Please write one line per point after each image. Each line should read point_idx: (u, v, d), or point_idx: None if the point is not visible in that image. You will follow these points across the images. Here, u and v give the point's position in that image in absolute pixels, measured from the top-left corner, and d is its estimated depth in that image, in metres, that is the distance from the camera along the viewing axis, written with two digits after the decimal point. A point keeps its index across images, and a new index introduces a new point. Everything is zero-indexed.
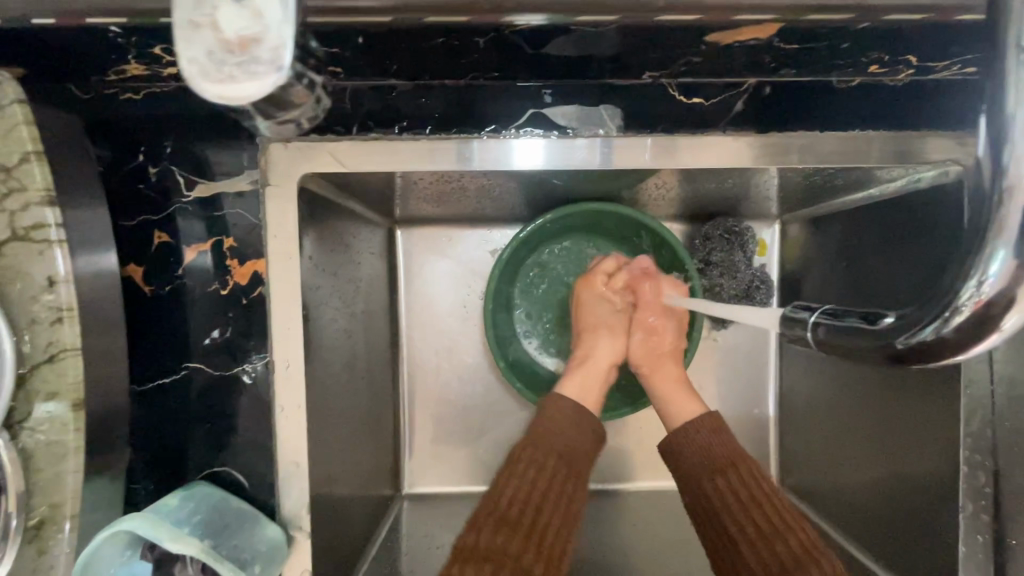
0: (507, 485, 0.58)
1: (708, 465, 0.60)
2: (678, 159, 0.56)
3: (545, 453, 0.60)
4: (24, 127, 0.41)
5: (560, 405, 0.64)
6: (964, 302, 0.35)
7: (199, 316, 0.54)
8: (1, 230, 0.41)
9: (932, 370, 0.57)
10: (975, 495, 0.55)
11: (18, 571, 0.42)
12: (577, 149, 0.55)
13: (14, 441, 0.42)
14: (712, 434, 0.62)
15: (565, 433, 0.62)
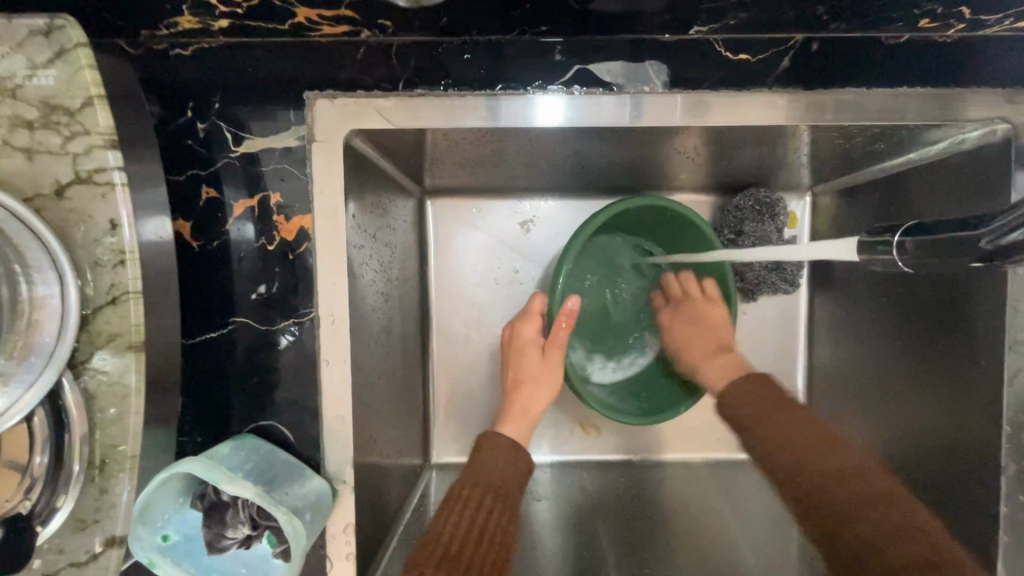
0: (447, 520, 0.57)
1: (777, 415, 0.58)
2: (705, 119, 0.57)
3: (477, 490, 0.60)
4: (87, 71, 0.41)
5: (493, 443, 0.66)
6: None
7: (245, 271, 0.55)
8: (65, 173, 0.41)
9: (977, 334, 0.57)
10: (1020, 456, 0.55)
11: (81, 509, 0.43)
12: (603, 106, 0.56)
13: (77, 382, 0.42)
14: (772, 392, 0.61)
15: (494, 466, 0.63)
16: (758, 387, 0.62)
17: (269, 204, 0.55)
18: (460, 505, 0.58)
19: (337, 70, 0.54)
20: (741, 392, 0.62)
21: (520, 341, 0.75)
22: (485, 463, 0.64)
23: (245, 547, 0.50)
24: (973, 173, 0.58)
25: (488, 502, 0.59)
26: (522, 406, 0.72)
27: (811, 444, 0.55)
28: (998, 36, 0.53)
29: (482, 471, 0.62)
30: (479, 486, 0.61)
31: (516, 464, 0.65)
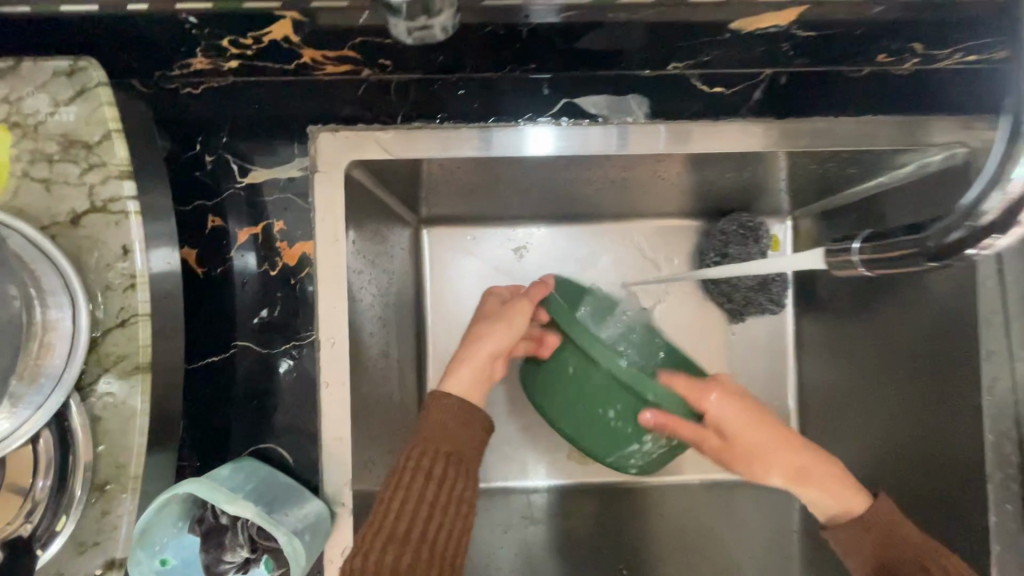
0: (395, 500, 0.52)
1: (933, 566, 0.50)
2: (691, 147, 0.58)
3: (428, 458, 0.54)
4: (107, 109, 0.44)
5: (442, 404, 0.57)
6: (992, 205, 0.37)
7: (248, 295, 0.57)
8: (81, 203, 0.44)
9: (954, 345, 0.60)
10: (1002, 464, 0.57)
11: (82, 531, 0.43)
12: (593, 136, 0.58)
13: (84, 403, 0.43)
14: (889, 527, 0.53)
15: (442, 429, 0.56)
16: (879, 522, 0.53)
17: (273, 232, 0.58)
18: (410, 478, 0.53)
19: (340, 105, 0.58)
20: (852, 535, 0.54)
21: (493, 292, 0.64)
22: (435, 425, 0.56)
23: (243, 571, 0.50)
24: (937, 194, 0.62)
25: (436, 472, 0.54)
26: (474, 338, 0.60)
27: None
28: (951, 69, 0.57)
29: (434, 435, 0.55)
30: (429, 454, 0.54)
31: (467, 424, 0.56)
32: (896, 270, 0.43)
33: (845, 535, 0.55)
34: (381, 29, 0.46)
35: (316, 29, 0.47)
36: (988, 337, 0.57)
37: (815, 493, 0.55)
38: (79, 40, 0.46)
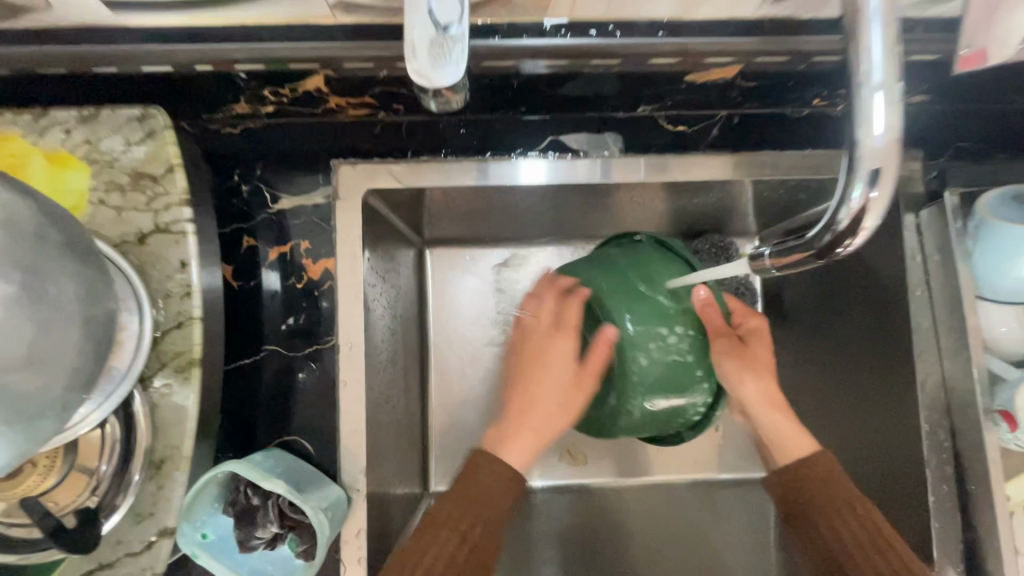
0: (426, 553, 0.52)
1: (849, 507, 0.55)
2: (669, 175, 0.67)
3: (466, 525, 0.53)
4: (170, 147, 0.53)
5: (491, 471, 0.55)
6: (841, 217, 0.39)
7: (277, 305, 0.66)
8: (147, 225, 0.52)
9: (887, 351, 0.67)
10: (938, 450, 0.64)
11: (139, 503, 0.51)
12: (579, 167, 0.67)
13: (145, 392, 0.51)
14: (831, 477, 0.56)
15: (490, 479, 0.55)
16: (821, 473, 0.57)
17: (299, 251, 0.67)
18: (448, 541, 0.52)
19: (359, 141, 0.67)
20: (793, 481, 0.57)
21: (546, 340, 0.59)
22: (476, 484, 0.55)
23: (270, 547, 0.57)
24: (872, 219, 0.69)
25: (472, 538, 0.53)
26: (530, 398, 0.58)
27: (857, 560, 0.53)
28: None
29: (474, 499, 0.54)
30: (468, 519, 0.53)
31: (512, 495, 0.55)
32: (805, 265, 0.44)
33: (788, 479, 0.58)
34: (397, 81, 0.55)
35: (342, 83, 0.56)
36: (921, 343, 0.64)
37: (773, 418, 0.60)
38: (140, 93, 0.54)
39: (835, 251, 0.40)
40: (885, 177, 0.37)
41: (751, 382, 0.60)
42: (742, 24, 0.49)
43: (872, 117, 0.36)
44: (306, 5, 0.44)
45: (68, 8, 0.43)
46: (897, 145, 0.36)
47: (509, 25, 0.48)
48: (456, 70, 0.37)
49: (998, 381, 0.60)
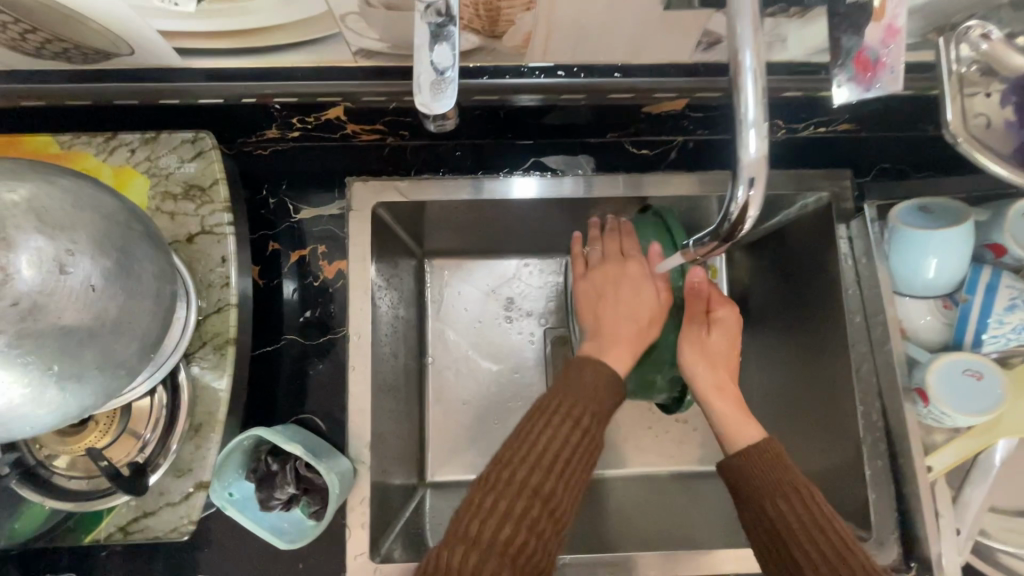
0: (541, 433, 0.59)
1: (789, 498, 0.58)
2: (644, 188, 0.77)
3: (577, 409, 0.61)
4: (216, 165, 0.64)
5: (594, 369, 0.64)
6: (733, 210, 0.43)
7: (297, 301, 0.77)
8: (195, 228, 0.63)
9: (834, 342, 0.77)
10: (871, 428, 0.72)
11: (181, 459, 0.60)
12: (566, 183, 0.78)
13: (188, 367, 0.61)
14: (772, 462, 0.61)
15: (588, 388, 0.63)
16: (765, 456, 0.61)
17: (317, 254, 0.78)
18: (563, 423, 0.60)
19: (370, 162, 0.79)
20: (741, 465, 0.62)
21: (618, 266, 0.72)
22: (580, 384, 0.63)
23: (286, 508, 0.65)
24: (816, 228, 0.79)
25: (584, 421, 0.61)
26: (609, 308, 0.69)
27: (798, 537, 0.57)
28: (812, 138, 0.78)
29: (585, 395, 0.62)
30: (574, 407, 0.61)
31: (606, 388, 0.63)
32: (718, 249, 0.50)
33: (738, 461, 0.62)
34: (404, 111, 0.67)
35: (358, 112, 0.68)
36: (852, 333, 0.74)
37: (725, 407, 0.67)
38: (191, 120, 0.66)
39: (735, 234, 0.46)
40: (759, 184, 0.41)
41: (700, 372, 0.68)
42: (683, 67, 0.60)
43: (747, 140, 0.40)
44: (332, 52, 0.55)
45: (145, 54, 0.55)
46: (767, 158, 0.40)
47: (495, 68, 0.59)
48: (451, 102, 0.40)
49: (916, 366, 0.70)
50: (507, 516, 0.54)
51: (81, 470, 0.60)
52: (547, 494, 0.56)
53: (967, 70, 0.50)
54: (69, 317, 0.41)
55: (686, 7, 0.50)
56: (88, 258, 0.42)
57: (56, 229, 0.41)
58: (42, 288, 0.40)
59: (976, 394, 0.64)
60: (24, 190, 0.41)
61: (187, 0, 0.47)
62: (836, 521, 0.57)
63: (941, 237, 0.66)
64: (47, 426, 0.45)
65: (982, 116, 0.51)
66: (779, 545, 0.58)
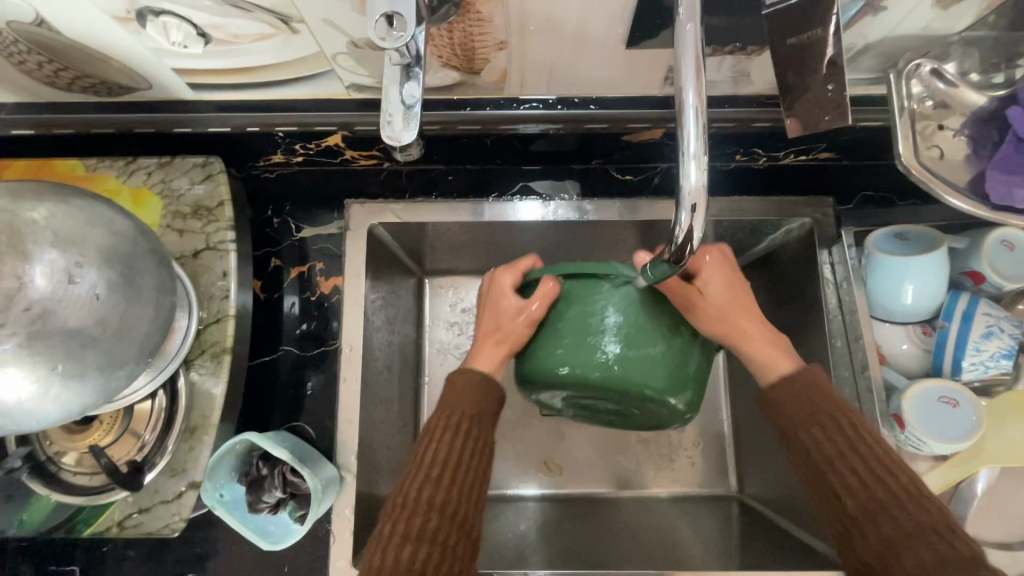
0: (427, 450, 0.61)
1: (822, 424, 0.58)
2: (640, 213, 0.80)
3: (456, 416, 0.62)
4: (223, 187, 0.70)
5: (464, 378, 0.65)
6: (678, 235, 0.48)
7: (295, 314, 0.81)
8: (201, 244, 0.69)
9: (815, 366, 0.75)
10: None
11: (176, 459, 0.64)
12: (565, 208, 0.81)
13: (187, 373, 0.66)
14: (808, 389, 0.60)
15: (463, 395, 0.64)
16: (802, 383, 0.60)
17: (315, 270, 0.83)
18: (443, 433, 0.62)
19: (369, 185, 0.85)
20: (781, 398, 0.60)
21: (491, 293, 0.67)
22: (455, 395, 0.64)
23: (273, 511, 0.67)
24: (800, 254, 0.79)
25: (463, 426, 0.62)
26: (488, 325, 0.65)
27: (833, 461, 0.57)
28: (788, 166, 0.79)
29: (460, 401, 0.63)
30: (455, 415, 0.63)
31: (487, 390, 0.65)
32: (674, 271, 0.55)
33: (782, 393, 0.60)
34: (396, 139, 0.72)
35: (355, 140, 0.72)
36: (834, 357, 0.73)
37: (761, 346, 0.62)
38: (201, 146, 0.71)
39: (683, 258, 0.50)
40: (700, 209, 0.46)
41: (732, 328, 0.62)
42: (653, 99, 0.64)
43: (687, 171, 0.44)
44: (326, 87, 0.61)
45: (162, 89, 0.61)
46: (706, 186, 0.45)
47: (477, 100, 0.64)
48: (416, 134, 0.45)
49: (894, 392, 0.70)
50: (412, 539, 0.56)
51: (86, 466, 0.65)
52: (442, 502, 0.58)
53: (918, 106, 0.53)
54: (74, 322, 0.46)
55: (647, 46, 0.54)
56: (94, 269, 0.47)
57: (68, 243, 0.46)
58: (52, 295, 0.45)
59: (950, 422, 0.65)
60: (44, 210, 0.47)
61: (195, 43, 0.53)
62: (866, 432, 0.58)
63: (915, 263, 0.68)
64: (52, 420, 0.50)
65: (936, 147, 0.53)
66: (822, 468, 0.58)
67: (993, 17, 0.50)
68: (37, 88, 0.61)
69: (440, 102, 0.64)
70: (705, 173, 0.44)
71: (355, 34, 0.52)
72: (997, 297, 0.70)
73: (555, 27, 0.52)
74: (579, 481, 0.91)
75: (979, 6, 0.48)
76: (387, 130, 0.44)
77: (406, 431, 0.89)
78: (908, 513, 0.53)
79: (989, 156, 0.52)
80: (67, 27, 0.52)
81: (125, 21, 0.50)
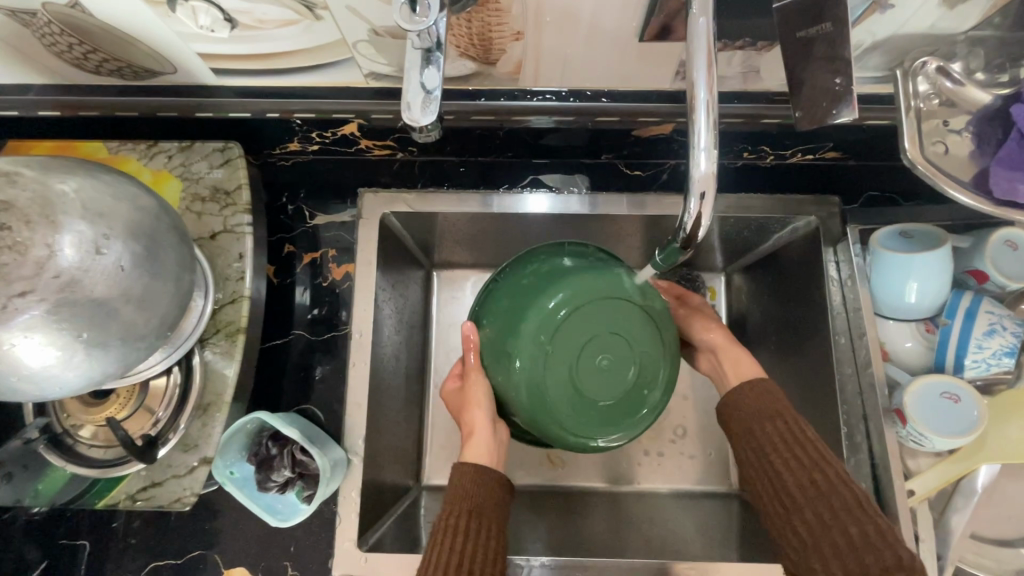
0: (438, 552, 0.60)
1: (780, 437, 0.63)
2: (647, 208, 0.82)
3: (456, 516, 0.63)
4: (241, 171, 0.72)
5: (461, 474, 0.67)
6: (687, 221, 0.49)
7: (306, 300, 0.83)
8: (218, 227, 0.70)
9: (819, 362, 0.76)
10: (853, 449, 0.71)
11: (189, 434, 0.66)
12: (573, 201, 0.83)
13: (202, 352, 0.67)
14: (763, 392, 0.67)
15: (466, 493, 0.66)
16: (751, 387, 0.68)
17: (327, 257, 0.85)
18: (446, 536, 0.61)
19: (382, 176, 0.87)
20: (734, 400, 0.68)
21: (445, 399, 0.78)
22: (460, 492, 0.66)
23: (281, 491, 0.69)
24: (803, 252, 0.80)
25: (466, 526, 0.62)
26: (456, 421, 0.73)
27: (791, 468, 0.61)
28: (796, 164, 0.80)
29: (458, 500, 0.65)
30: (455, 513, 0.64)
31: (488, 488, 0.66)
32: (687, 257, 0.56)
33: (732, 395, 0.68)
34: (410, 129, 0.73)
35: (371, 130, 0.74)
36: (838, 354, 0.74)
37: (733, 349, 0.75)
38: (221, 131, 0.73)
39: (691, 243, 0.52)
40: (709, 197, 0.47)
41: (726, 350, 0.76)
42: (664, 94, 0.65)
43: (696, 159, 0.46)
44: (345, 75, 0.62)
45: (186, 73, 0.63)
46: (716, 174, 0.46)
47: (491, 90, 0.65)
48: (435, 118, 0.46)
49: (897, 387, 0.71)
50: None
51: (101, 440, 0.66)
52: None
53: (924, 104, 0.54)
54: (100, 292, 0.47)
55: (658, 40, 0.56)
56: (120, 242, 0.49)
57: (96, 215, 0.48)
58: (80, 265, 0.46)
59: (951, 417, 0.66)
60: (74, 183, 0.49)
61: (222, 28, 0.55)
62: (808, 429, 0.63)
63: (920, 260, 0.68)
64: (73, 388, 0.51)
65: (940, 143, 0.54)
66: (756, 458, 0.64)
67: (998, 17, 0.51)
68: (66, 70, 0.63)
69: (455, 92, 0.65)
70: (714, 160, 0.46)
71: (376, 22, 0.53)
72: (1000, 297, 0.71)
73: (569, 20, 0.53)
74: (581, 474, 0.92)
75: (985, 5, 0.50)
76: (407, 113, 0.46)
77: (411, 419, 0.90)
78: (871, 544, 0.55)
79: (992, 152, 0.53)
80: (100, 11, 0.54)
81: (155, 5, 0.52)
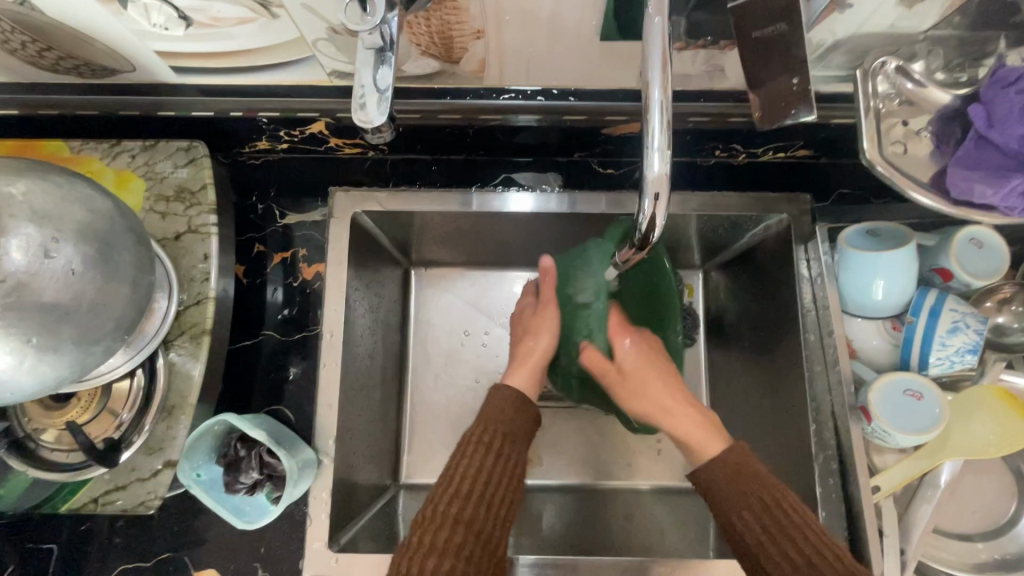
0: (459, 470, 0.61)
1: (765, 530, 0.57)
2: (620, 207, 0.82)
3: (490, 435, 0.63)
4: (206, 171, 0.71)
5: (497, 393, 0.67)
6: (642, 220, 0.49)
7: (276, 300, 0.82)
8: (182, 228, 0.69)
9: (790, 361, 0.77)
10: (823, 446, 0.71)
11: (154, 437, 0.65)
12: (551, 199, 0.82)
13: (167, 354, 0.67)
14: (737, 469, 0.60)
15: (499, 405, 0.65)
16: (722, 462, 0.61)
17: (298, 257, 0.84)
18: (476, 452, 0.62)
19: (353, 174, 0.86)
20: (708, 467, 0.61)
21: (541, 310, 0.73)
22: (494, 411, 0.65)
23: (250, 493, 0.68)
24: (774, 250, 0.81)
25: (499, 448, 0.63)
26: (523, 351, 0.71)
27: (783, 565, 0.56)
28: (768, 162, 0.80)
29: (490, 418, 0.65)
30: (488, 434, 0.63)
31: (521, 417, 0.66)
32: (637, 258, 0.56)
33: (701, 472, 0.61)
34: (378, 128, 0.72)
35: (339, 129, 0.73)
36: (807, 352, 0.74)
37: (679, 419, 0.65)
38: (184, 129, 0.72)
39: (648, 243, 0.52)
40: (663, 198, 0.47)
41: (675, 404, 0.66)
42: (631, 92, 0.65)
43: (650, 160, 0.46)
44: (308, 73, 0.61)
45: (145, 72, 0.62)
46: (669, 175, 0.46)
47: (457, 89, 0.64)
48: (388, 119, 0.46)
49: (863, 384, 0.72)
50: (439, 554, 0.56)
51: (63, 444, 0.66)
52: (468, 520, 0.58)
53: (884, 104, 0.54)
54: (50, 296, 0.47)
55: (620, 39, 0.55)
56: (71, 245, 0.48)
57: (45, 218, 0.47)
58: (28, 269, 0.46)
59: (915, 415, 0.67)
60: (22, 185, 0.48)
61: (176, 26, 0.54)
62: (791, 514, 0.57)
63: (888, 258, 0.69)
64: (27, 393, 0.50)
65: (900, 143, 0.55)
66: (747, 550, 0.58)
67: (956, 18, 0.51)
68: (21, 68, 0.62)
69: (421, 90, 0.64)
70: (668, 161, 0.46)
71: (333, 20, 0.52)
72: (966, 294, 0.72)
73: (529, 19, 0.53)
74: (558, 472, 0.92)
75: (943, 6, 0.50)
76: (359, 115, 0.46)
77: (387, 418, 0.90)
78: None
79: (952, 153, 0.55)
80: (49, 8, 0.52)
81: (106, 2, 0.51)
